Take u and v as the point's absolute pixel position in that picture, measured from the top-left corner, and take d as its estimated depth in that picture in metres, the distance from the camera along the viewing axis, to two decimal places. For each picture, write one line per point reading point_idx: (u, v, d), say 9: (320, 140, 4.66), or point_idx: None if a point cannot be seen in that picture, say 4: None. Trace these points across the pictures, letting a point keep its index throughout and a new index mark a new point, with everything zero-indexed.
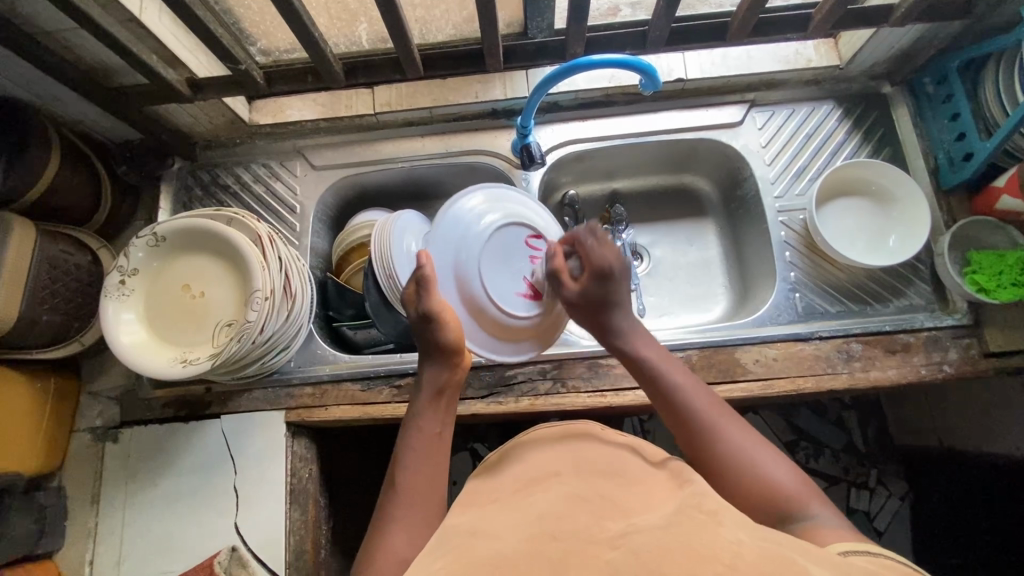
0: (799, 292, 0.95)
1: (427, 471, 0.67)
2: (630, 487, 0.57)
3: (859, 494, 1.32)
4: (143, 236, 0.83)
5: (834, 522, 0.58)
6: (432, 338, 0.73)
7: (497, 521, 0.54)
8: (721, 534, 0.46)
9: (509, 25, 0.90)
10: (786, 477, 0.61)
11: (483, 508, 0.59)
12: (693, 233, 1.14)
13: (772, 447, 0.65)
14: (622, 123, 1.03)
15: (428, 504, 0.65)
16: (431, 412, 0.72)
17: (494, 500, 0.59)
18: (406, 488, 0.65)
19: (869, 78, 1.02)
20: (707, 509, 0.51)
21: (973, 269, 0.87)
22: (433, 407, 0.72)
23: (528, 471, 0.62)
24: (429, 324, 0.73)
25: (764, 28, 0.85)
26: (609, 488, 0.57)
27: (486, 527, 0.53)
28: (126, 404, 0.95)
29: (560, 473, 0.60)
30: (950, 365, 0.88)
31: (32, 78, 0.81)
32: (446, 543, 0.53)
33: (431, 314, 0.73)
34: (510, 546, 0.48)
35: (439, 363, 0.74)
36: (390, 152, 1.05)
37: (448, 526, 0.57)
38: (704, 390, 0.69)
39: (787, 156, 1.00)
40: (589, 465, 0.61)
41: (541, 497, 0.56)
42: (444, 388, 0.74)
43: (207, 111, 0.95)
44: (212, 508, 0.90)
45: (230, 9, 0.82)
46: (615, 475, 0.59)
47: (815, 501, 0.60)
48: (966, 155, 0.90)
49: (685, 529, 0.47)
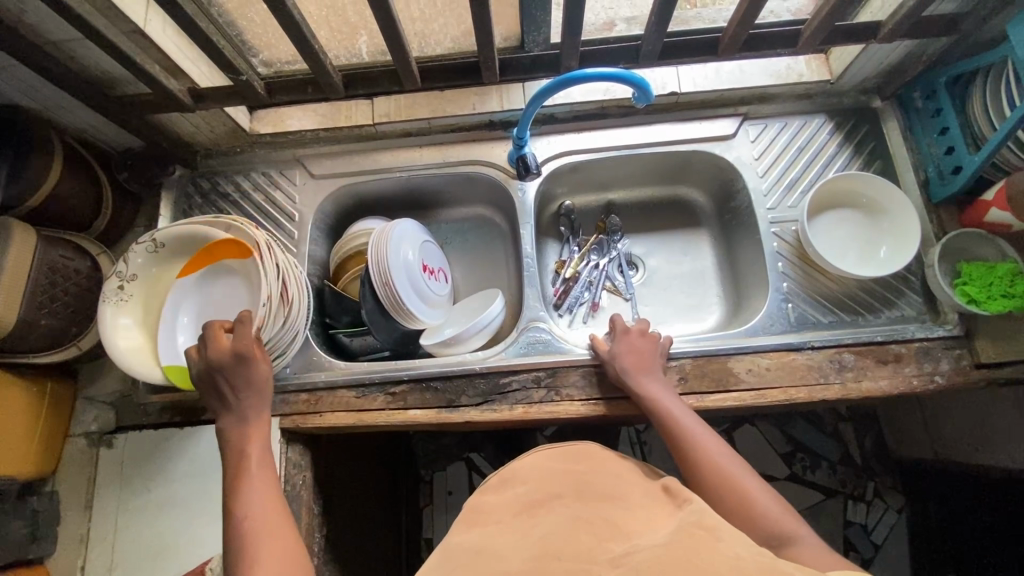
0: (792, 302, 0.96)
1: (276, 527, 0.71)
2: (625, 508, 0.59)
3: (856, 507, 1.32)
4: (143, 241, 0.84)
5: (818, 541, 0.66)
6: (250, 372, 0.81)
7: (503, 541, 0.55)
8: (720, 553, 0.46)
9: (506, 39, 0.92)
10: (774, 506, 0.69)
11: (484, 525, 0.60)
12: (687, 243, 1.15)
13: (761, 480, 0.74)
14: (618, 135, 1.04)
15: (290, 557, 0.69)
16: (254, 480, 0.76)
17: (497, 520, 0.60)
18: (258, 507, 0.73)
19: (860, 92, 1.03)
20: (706, 526, 0.51)
21: (963, 281, 0.87)
22: (257, 448, 0.80)
23: (529, 493, 0.63)
24: (239, 363, 0.79)
25: (755, 43, 0.87)
26: (610, 511, 0.58)
27: (489, 548, 0.54)
28: (123, 409, 0.96)
29: (562, 496, 0.61)
30: (943, 375, 0.89)
31: (38, 88, 0.83)
32: (450, 558, 0.55)
33: (240, 353, 0.79)
34: (513, 564, 0.50)
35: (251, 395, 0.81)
36: (387, 162, 1.06)
37: (454, 543, 0.58)
38: (707, 428, 0.79)
39: (779, 168, 1.02)
40: (590, 489, 0.62)
41: (542, 522, 0.56)
42: (260, 429, 0.81)
43: (208, 120, 0.97)
44: (205, 514, 0.90)
45: (232, 20, 0.84)
46: (613, 499, 0.61)
47: (803, 529, 0.67)
48: (955, 168, 0.92)
49: (685, 545, 0.48)
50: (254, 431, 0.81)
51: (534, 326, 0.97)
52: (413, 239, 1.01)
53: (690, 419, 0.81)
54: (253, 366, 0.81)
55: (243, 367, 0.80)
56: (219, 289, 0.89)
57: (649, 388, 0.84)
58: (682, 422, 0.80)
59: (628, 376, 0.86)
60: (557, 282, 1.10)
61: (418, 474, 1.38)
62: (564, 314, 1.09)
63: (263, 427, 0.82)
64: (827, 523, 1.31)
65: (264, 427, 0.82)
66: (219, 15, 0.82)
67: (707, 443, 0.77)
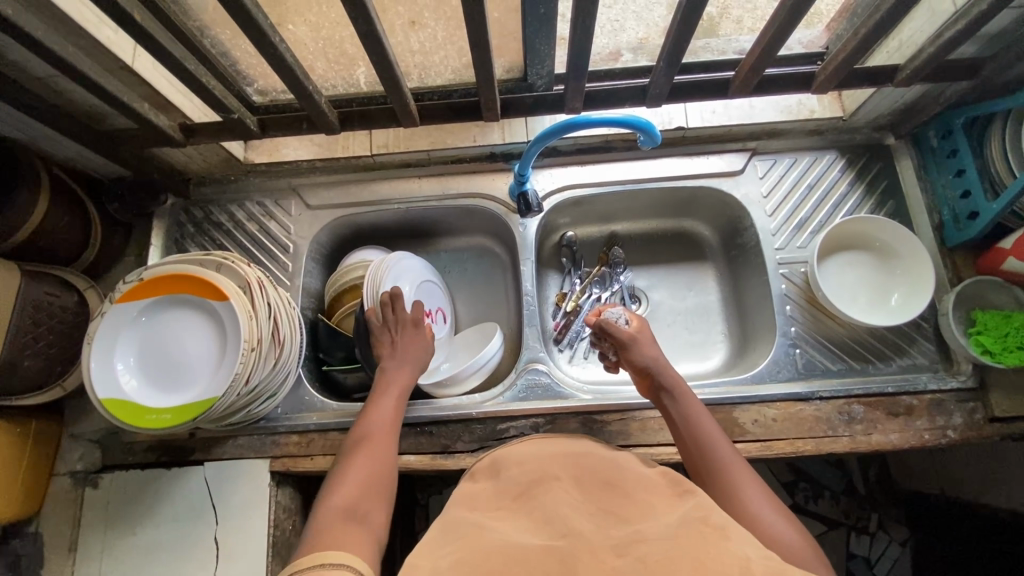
0: (799, 348, 0.93)
1: (373, 465, 0.70)
2: (628, 496, 0.55)
3: (859, 539, 1.27)
4: (130, 280, 0.80)
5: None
6: (404, 332, 0.88)
7: (504, 523, 0.52)
8: (730, 550, 0.44)
9: (509, 71, 0.86)
10: (779, 522, 0.61)
11: (489, 508, 0.56)
12: (692, 278, 1.12)
13: (785, 510, 0.63)
14: (622, 169, 1.02)
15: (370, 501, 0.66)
16: (374, 427, 0.76)
17: (495, 505, 0.57)
18: (369, 434, 0.74)
19: (874, 128, 1.00)
20: (713, 522, 0.48)
21: (977, 330, 0.84)
22: (390, 386, 0.82)
23: (525, 473, 0.60)
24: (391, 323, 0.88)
25: (768, 84, 0.84)
26: (615, 503, 0.55)
27: (495, 527, 0.51)
28: (108, 448, 0.93)
29: (560, 478, 0.58)
30: (955, 430, 0.86)
31: (24, 123, 0.80)
32: (447, 534, 0.51)
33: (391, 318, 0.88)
34: (525, 543, 0.47)
35: (403, 351, 0.86)
36: (387, 193, 1.04)
37: (452, 518, 0.54)
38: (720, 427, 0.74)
39: (788, 207, 0.99)
40: (587, 473, 0.59)
41: (544, 498, 0.54)
42: (394, 383, 0.82)
43: (202, 152, 0.94)
44: (191, 560, 0.87)
45: (227, 51, 0.78)
46: (613, 485, 0.57)
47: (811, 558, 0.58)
48: (971, 214, 0.88)
49: (691, 540, 0.45)
50: (389, 381, 0.82)
51: (533, 368, 0.94)
52: (410, 264, 0.99)
53: (708, 422, 0.74)
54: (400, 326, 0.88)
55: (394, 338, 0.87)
56: (186, 324, 0.81)
57: (661, 361, 0.80)
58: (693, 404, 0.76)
59: (649, 361, 0.80)
60: (558, 315, 1.07)
61: (413, 496, 1.32)
62: (564, 349, 1.06)
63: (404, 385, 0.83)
64: (829, 555, 1.26)
65: (399, 386, 0.82)
66: (211, 46, 0.76)
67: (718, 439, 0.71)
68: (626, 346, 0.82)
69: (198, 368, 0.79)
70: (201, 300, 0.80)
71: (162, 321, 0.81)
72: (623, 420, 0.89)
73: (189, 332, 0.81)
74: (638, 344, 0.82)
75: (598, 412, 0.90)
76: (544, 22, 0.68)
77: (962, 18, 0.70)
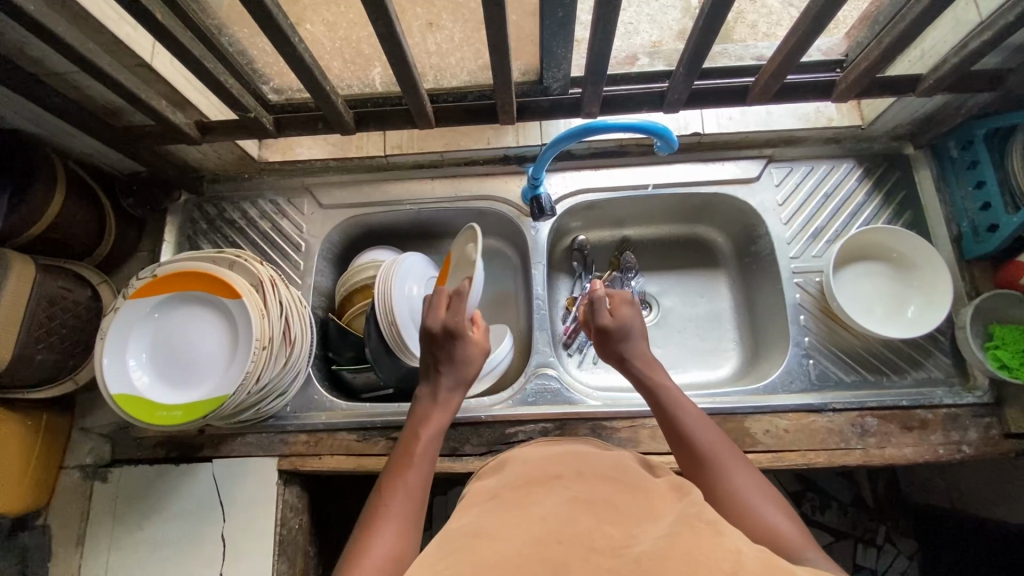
0: (812, 358, 0.92)
1: (404, 524, 0.61)
2: (631, 491, 0.52)
3: (867, 552, 1.25)
4: (143, 276, 0.80)
5: (829, 568, 0.53)
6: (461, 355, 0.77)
7: (498, 520, 0.48)
8: (721, 544, 0.42)
9: (524, 74, 0.86)
10: (777, 517, 0.58)
11: (478, 506, 0.53)
12: (704, 284, 1.11)
13: (777, 500, 0.61)
14: (636, 175, 1.01)
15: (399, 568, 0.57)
16: (411, 482, 0.66)
17: (492, 499, 0.53)
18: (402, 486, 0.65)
19: (892, 138, 0.99)
20: (707, 519, 0.46)
21: (994, 345, 0.83)
22: (432, 429, 0.73)
23: (527, 472, 0.56)
24: (450, 339, 0.76)
25: (787, 92, 0.83)
26: (612, 494, 0.51)
27: (488, 527, 0.47)
28: (119, 442, 0.94)
29: (561, 476, 0.54)
30: (970, 445, 0.85)
31: (41, 117, 0.80)
32: (442, 548, 0.46)
33: (452, 328, 0.76)
34: (513, 545, 0.44)
35: (454, 379, 0.77)
36: (399, 194, 1.04)
37: (447, 528, 0.50)
38: (715, 430, 0.70)
39: (804, 215, 0.98)
40: (590, 469, 0.55)
41: (541, 500, 0.50)
42: (435, 426, 0.73)
43: (216, 149, 0.95)
44: (199, 555, 0.87)
45: (244, 50, 0.78)
46: (618, 481, 0.54)
47: (810, 549, 0.55)
48: (991, 226, 0.87)
49: (685, 538, 0.43)
50: (431, 422, 0.73)
51: (543, 373, 0.94)
52: (413, 260, 0.97)
53: (697, 420, 0.70)
54: (460, 342, 0.76)
55: (456, 344, 0.76)
56: (197, 322, 0.81)
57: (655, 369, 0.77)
58: (688, 414, 0.71)
59: (630, 348, 0.80)
60: (568, 319, 1.07)
61: None
62: (573, 353, 1.06)
63: (439, 422, 0.74)
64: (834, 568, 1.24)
65: (439, 429, 0.73)
66: (229, 44, 0.76)
67: (707, 439, 0.68)
68: (605, 330, 0.81)
69: (207, 365, 0.79)
70: (214, 299, 0.80)
71: (174, 319, 0.81)
72: (632, 428, 0.89)
73: (201, 331, 0.81)
74: (622, 332, 0.80)
75: (609, 420, 0.89)
76: (562, 26, 0.68)
77: (987, 29, 0.69)
